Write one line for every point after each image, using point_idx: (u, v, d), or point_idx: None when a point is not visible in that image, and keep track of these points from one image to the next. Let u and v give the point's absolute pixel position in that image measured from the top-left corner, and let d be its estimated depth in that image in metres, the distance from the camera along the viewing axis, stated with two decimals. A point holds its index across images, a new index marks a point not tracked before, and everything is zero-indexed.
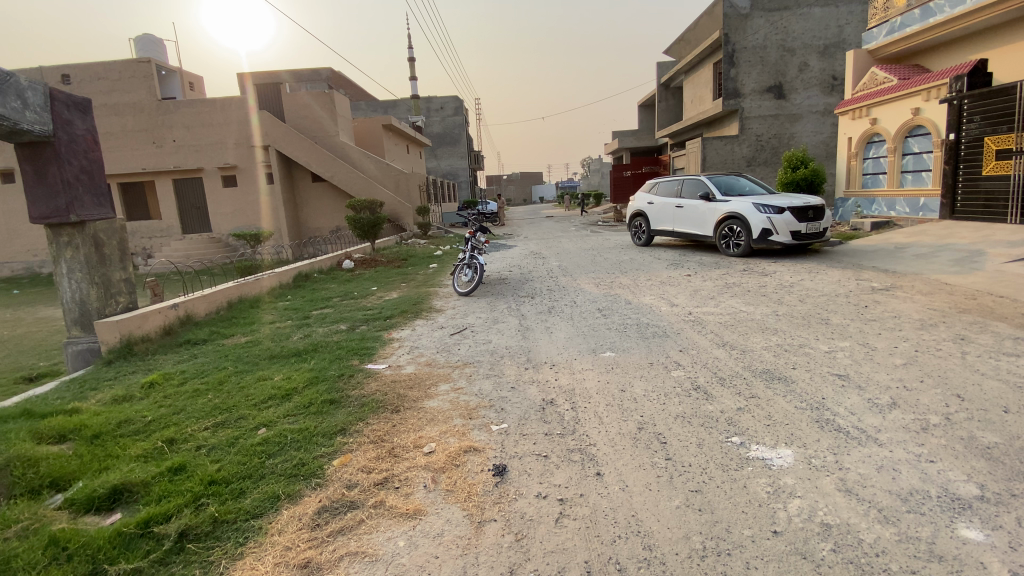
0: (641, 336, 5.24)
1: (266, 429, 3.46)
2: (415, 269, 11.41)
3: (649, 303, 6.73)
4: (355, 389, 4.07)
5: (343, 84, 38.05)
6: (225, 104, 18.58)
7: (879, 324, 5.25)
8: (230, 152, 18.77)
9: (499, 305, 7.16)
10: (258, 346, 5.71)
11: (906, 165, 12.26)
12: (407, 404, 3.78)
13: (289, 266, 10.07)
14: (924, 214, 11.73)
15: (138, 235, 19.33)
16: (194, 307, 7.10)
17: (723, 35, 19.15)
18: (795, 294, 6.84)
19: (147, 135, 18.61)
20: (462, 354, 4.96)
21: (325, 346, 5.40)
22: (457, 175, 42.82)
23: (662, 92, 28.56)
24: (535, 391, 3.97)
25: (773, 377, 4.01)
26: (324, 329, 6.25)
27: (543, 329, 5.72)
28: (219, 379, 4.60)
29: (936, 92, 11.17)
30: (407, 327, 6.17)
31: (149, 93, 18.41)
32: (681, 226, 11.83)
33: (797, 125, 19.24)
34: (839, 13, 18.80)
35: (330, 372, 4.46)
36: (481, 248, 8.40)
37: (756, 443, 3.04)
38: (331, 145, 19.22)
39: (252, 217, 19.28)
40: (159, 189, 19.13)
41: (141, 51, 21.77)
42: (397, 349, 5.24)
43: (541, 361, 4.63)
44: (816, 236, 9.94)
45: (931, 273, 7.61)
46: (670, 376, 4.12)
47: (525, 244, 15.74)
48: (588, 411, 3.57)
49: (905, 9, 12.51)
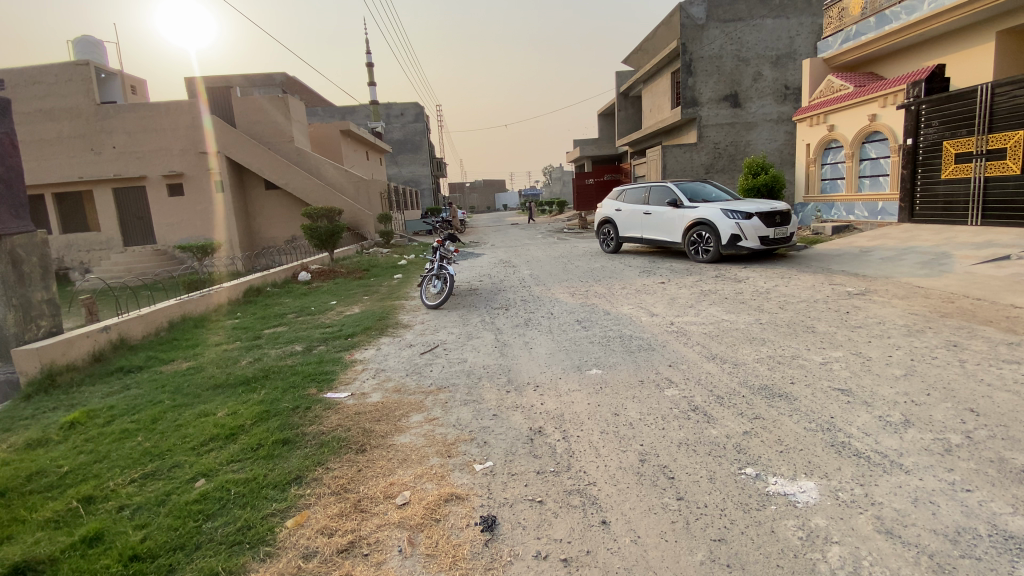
0: (626, 350, 4.90)
1: (206, 481, 2.90)
2: (377, 281, 10.84)
3: (628, 313, 6.44)
4: (312, 425, 3.54)
5: (298, 89, 36.79)
6: (171, 107, 17.44)
7: (866, 332, 5.09)
8: (176, 160, 17.58)
9: (470, 319, 6.70)
10: (201, 374, 5.06)
11: (863, 170, 12.59)
12: (375, 441, 3.29)
13: (239, 281, 9.32)
14: (883, 217, 12.05)
15: (74, 248, 17.88)
16: (128, 329, 6.32)
17: (680, 44, 19.42)
18: (774, 300, 6.71)
19: (84, 142, 17.22)
20: (436, 377, 4.48)
21: (278, 371, 4.82)
22: (420, 182, 42.14)
23: (621, 101, 28.86)
24: (521, 418, 3.55)
25: (773, 394, 3.71)
26: (277, 352, 5.63)
27: (522, 345, 5.30)
28: (153, 417, 3.95)
29: (892, 98, 11.51)
30: (372, 347, 5.64)
31: (87, 97, 17.07)
32: (649, 232, 11.69)
33: (753, 132, 19.67)
34: (790, 25, 19.27)
35: (284, 404, 3.92)
36: (450, 257, 7.99)
37: (773, 475, 2.72)
38: (287, 151, 18.34)
39: (200, 227, 18.04)
40: (98, 199, 17.74)
41: (78, 52, 20.32)
42: (360, 373, 4.72)
43: (523, 383, 4.21)
44: (784, 241, 9.95)
45: (901, 276, 7.67)
46: (665, 396, 3.77)
47: (491, 251, 15.38)
48: (583, 440, 3.18)
49: (859, 18, 12.97)
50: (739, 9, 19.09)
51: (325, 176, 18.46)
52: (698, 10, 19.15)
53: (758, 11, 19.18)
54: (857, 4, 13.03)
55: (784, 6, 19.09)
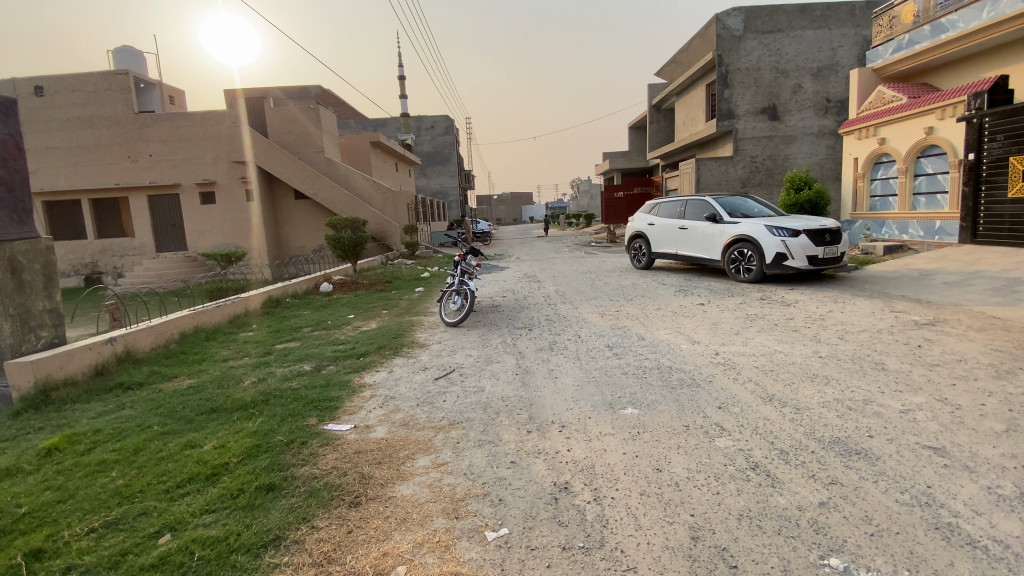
0: (666, 385, 4.33)
1: (171, 538, 2.48)
2: (399, 293, 10.53)
3: (666, 339, 5.83)
4: (305, 467, 3.09)
5: (332, 101, 37.41)
6: (205, 117, 17.68)
7: (947, 372, 4.37)
8: (209, 168, 17.80)
9: (491, 339, 6.20)
10: (200, 394, 4.72)
11: (918, 187, 11.66)
12: (373, 492, 2.81)
13: (258, 290, 9.10)
14: (941, 237, 11.06)
15: (108, 253, 18.24)
16: (134, 341, 6.07)
17: (716, 56, 18.79)
18: (831, 329, 6.00)
19: (121, 150, 17.59)
20: (449, 411, 3.97)
21: (281, 395, 4.41)
22: (448, 194, 42.22)
23: (653, 113, 28.26)
24: (544, 469, 3.03)
25: (850, 451, 3.10)
26: (284, 371, 5.24)
27: (546, 373, 4.77)
28: (136, 446, 3.59)
29: (952, 110, 10.58)
30: (383, 369, 5.18)
31: (126, 106, 17.48)
32: (684, 248, 11.05)
33: (793, 146, 18.79)
34: (833, 36, 18.31)
35: (277, 437, 3.49)
36: (472, 272, 7.54)
37: (867, 571, 2.13)
38: (316, 161, 18.33)
39: (229, 234, 18.14)
40: (133, 205, 18.07)
41: (119, 63, 21.00)
42: (366, 401, 4.25)
43: (547, 422, 3.68)
44: (833, 261, 9.18)
45: (971, 303, 6.84)
46: (717, 448, 3.20)
47: (517, 265, 14.94)
48: (622, 506, 2.65)
49: (912, 26, 12.15)
50: (779, 20, 18.34)
51: (353, 186, 18.37)
52: (735, 21, 18.53)
53: (799, 22, 18.34)
54: (908, 12, 12.22)
55: (826, 16, 18.17)
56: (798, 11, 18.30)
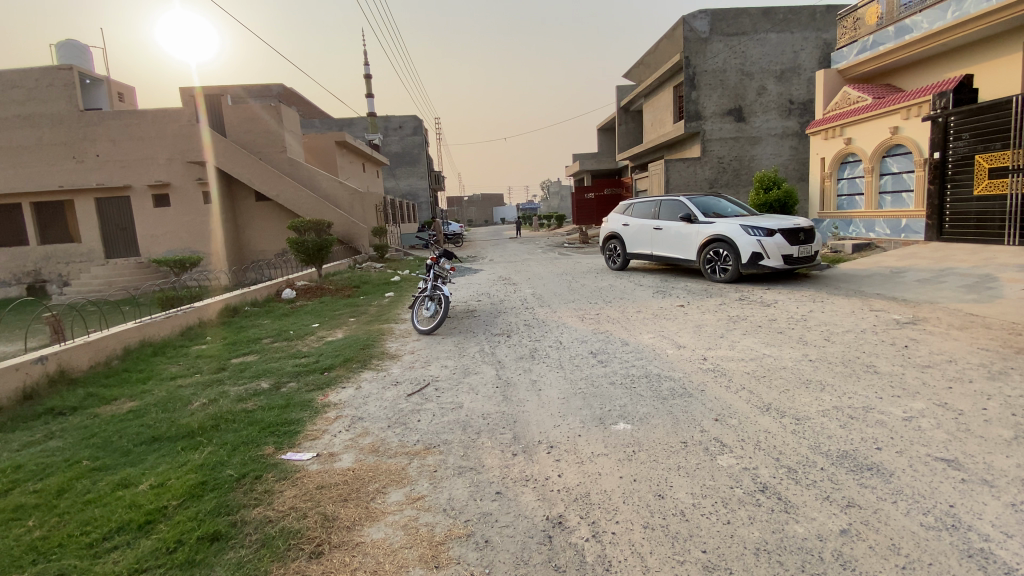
0: (657, 396, 4.05)
1: None
2: (367, 299, 10.04)
3: (650, 343, 5.60)
4: (258, 508, 2.67)
5: (295, 100, 36.22)
6: (157, 115, 16.68)
7: (939, 373, 4.22)
8: (162, 169, 16.80)
9: (467, 348, 5.83)
10: (140, 419, 4.19)
11: (884, 186, 11.86)
12: (338, 538, 2.42)
13: (214, 299, 8.47)
14: (907, 235, 11.24)
15: (53, 259, 17.03)
16: (69, 359, 5.45)
17: (683, 58, 18.90)
18: (816, 330, 5.87)
19: (65, 150, 16.44)
20: (424, 433, 3.59)
21: (234, 419, 3.94)
22: (418, 195, 41.53)
23: (622, 115, 28.40)
24: (534, 500, 2.70)
25: (860, 466, 2.87)
26: (238, 391, 4.73)
27: (528, 386, 4.42)
28: (60, 487, 3.10)
29: (917, 109, 10.73)
30: (350, 386, 4.74)
31: (70, 103, 16.36)
32: (660, 249, 10.93)
33: (758, 147, 19.03)
34: (794, 39, 18.67)
35: (227, 472, 3.04)
36: (446, 276, 7.14)
37: None
38: (278, 161, 17.50)
39: (186, 239, 17.20)
40: (79, 209, 16.91)
41: (64, 57, 19.70)
42: (331, 424, 3.83)
43: (533, 442, 3.35)
44: (807, 261, 9.17)
45: (948, 302, 6.80)
46: (720, 468, 2.93)
47: (491, 267, 14.57)
48: (624, 544, 2.34)
49: (876, 28, 12.36)
50: (743, 23, 18.57)
51: (318, 187, 17.63)
52: (701, 24, 18.68)
53: (762, 25, 18.63)
54: (873, 14, 12.46)
55: (787, 20, 18.54)
56: (762, 14, 18.61)
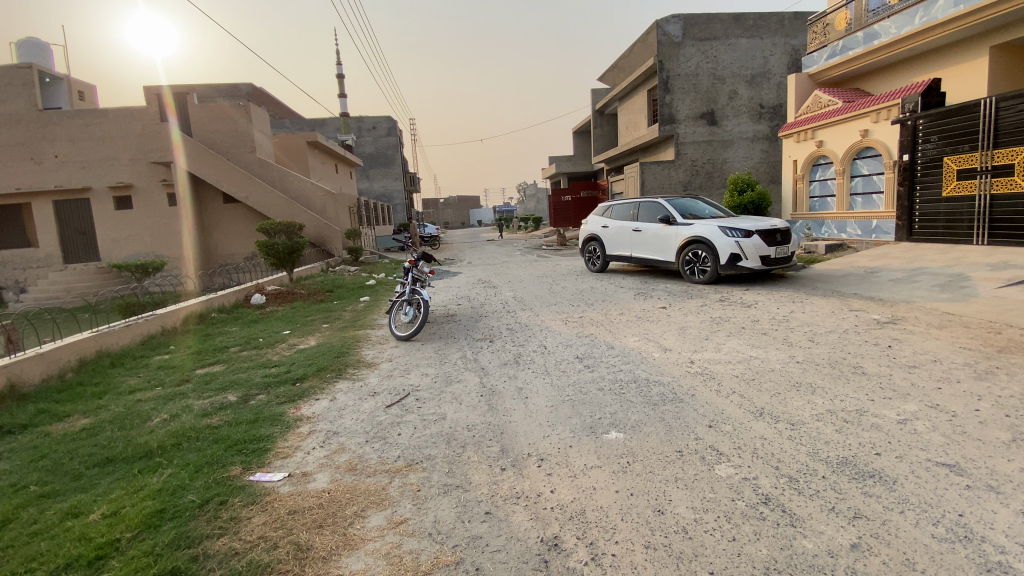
0: (647, 402, 3.92)
1: None
2: (340, 304, 9.72)
3: (635, 347, 5.47)
4: (222, 539, 2.41)
5: (266, 100, 35.29)
6: (118, 113, 15.93)
7: (925, 374, 4.20)
8: (124, 170, 16.05)
9: (448, 355, 5.61)
10: (93, 438, 3.84)
11: (855, 188, 12.09)
12: (313, 570, 2.19)
13: (179, 306, 8.03)
14: (878, 236, 11.48)
15: (7, 265, 16.12)
16: (20, 373, 5.04)
17: (657, 61, 19.04)
18: (799, 331, 5.85)
19: (22, 150, 15.62)
20: (404, 448, 3.36)
21: (198, 437, 3.63)
22: (393, 197, 40.97)
23: (597, 118, 28.53)
24: (527, 520, 2.51)
25: (863, 474, 2.77)
26: (203, 405, 4.40)
27: (514, 394, 4.23)
28: (3, 517, 2.77)
29: (885, 113, 10.98)
30: (324, 397, 4.46)
31: (28, 102, 15.66)
32: (639, 250, 10.89)
33: (730, 150, 19.28)
34: (764, 45, 19.01)
35: (188, 498, 2.77)
36: (425, 280, 6.85)
37: None
38: (246, 161, 16.87)
39: (151, 243, 16.50)
40: (36, 212, 16.04)
41: (22, 56, 18.73)
42: (303, 440, 3.57)
43: (522, 455, 3.17)
44: (784, 261, 9.23)
45: (924, 300, 6.89)
46: (719, 479, 2.80)
47: (469, 270, 14.33)
48: (626, 567, 2.17)
49: (845, 33, 12.61)
50: (715, 28, 18.81)
51: (288, 188, 17.08)
52: (674, 28, 18.87)
53: (733, 30, 18.91)
54: (842, 20, 12.72)
55: (757, 26, 18.88)
56: (733, 20, 18.87)
